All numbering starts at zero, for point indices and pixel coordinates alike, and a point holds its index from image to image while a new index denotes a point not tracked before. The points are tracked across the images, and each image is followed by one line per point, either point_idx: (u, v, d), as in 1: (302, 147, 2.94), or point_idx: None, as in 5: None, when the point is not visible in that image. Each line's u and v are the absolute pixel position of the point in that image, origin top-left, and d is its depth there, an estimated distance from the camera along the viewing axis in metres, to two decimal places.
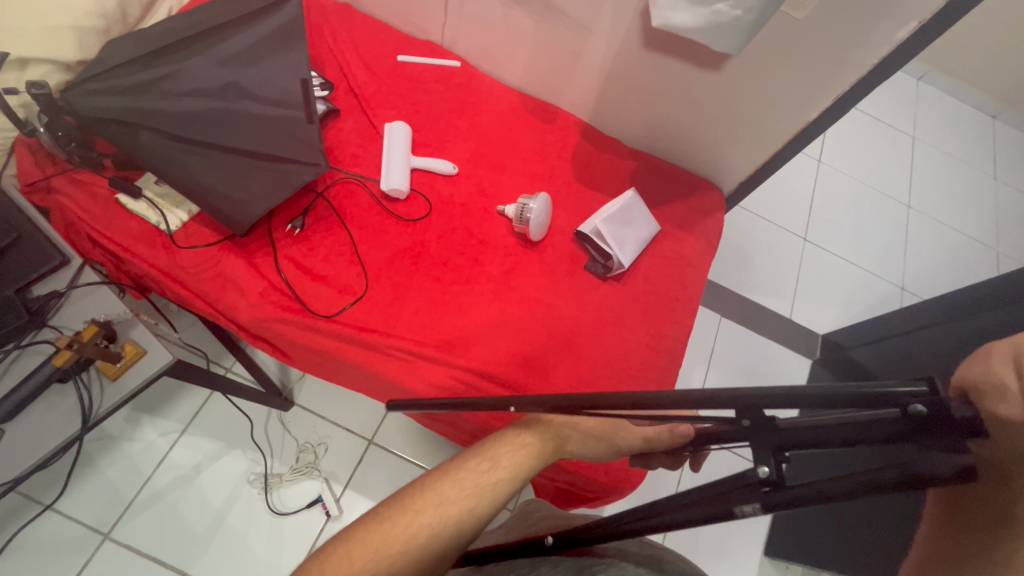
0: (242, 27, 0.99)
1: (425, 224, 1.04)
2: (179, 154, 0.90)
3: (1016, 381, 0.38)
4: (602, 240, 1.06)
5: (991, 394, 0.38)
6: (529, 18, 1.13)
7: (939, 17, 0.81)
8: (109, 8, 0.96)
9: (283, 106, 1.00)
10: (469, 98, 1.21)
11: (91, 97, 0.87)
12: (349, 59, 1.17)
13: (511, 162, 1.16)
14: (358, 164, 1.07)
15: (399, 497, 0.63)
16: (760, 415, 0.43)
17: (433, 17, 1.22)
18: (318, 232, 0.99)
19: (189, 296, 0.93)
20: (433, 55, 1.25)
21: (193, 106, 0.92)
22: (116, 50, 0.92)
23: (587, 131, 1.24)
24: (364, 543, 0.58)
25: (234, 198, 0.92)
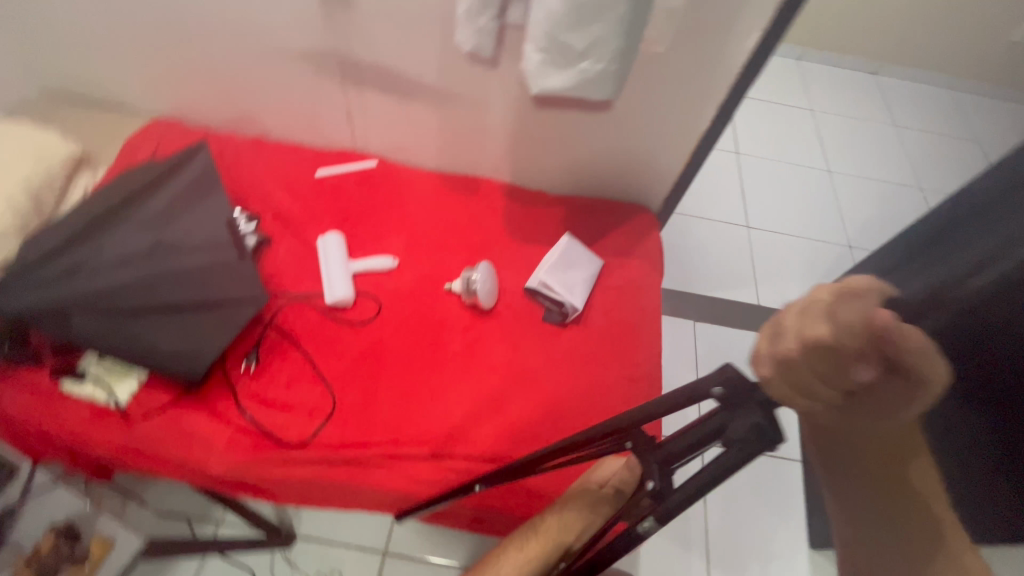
0: (157, 190, 1.03)
1: (379, 323, 1.05)
2: (119, 326, 0.90)
3: (768, 339, 0.41)
4: (551, 290, 1.09)
5: (761, 354, 0.41)
6: (428, 109, 1.20)
7: (776, 22, 0.90)
8: (23, 206, 0.98)
9: (214, 251, 1.02)
10: (393, 191, 1.26)
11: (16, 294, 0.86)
12: (270, 188, 1.21)
13: (447, 240, 1.19)
14: (300, 283, 1.09)
15: None
16: (638, 438, 0.55)
17: (341, 129, 1.29)
18: (274, 361, 0.98)
19: (155, 465, 0.89)
20: (349, 161, 1.31)
21: (123, 276, 0.92)
22: (35, 245, 0.93)
23: (512, 192, 1.30)
24: None
25: (182, 353, 0.92)
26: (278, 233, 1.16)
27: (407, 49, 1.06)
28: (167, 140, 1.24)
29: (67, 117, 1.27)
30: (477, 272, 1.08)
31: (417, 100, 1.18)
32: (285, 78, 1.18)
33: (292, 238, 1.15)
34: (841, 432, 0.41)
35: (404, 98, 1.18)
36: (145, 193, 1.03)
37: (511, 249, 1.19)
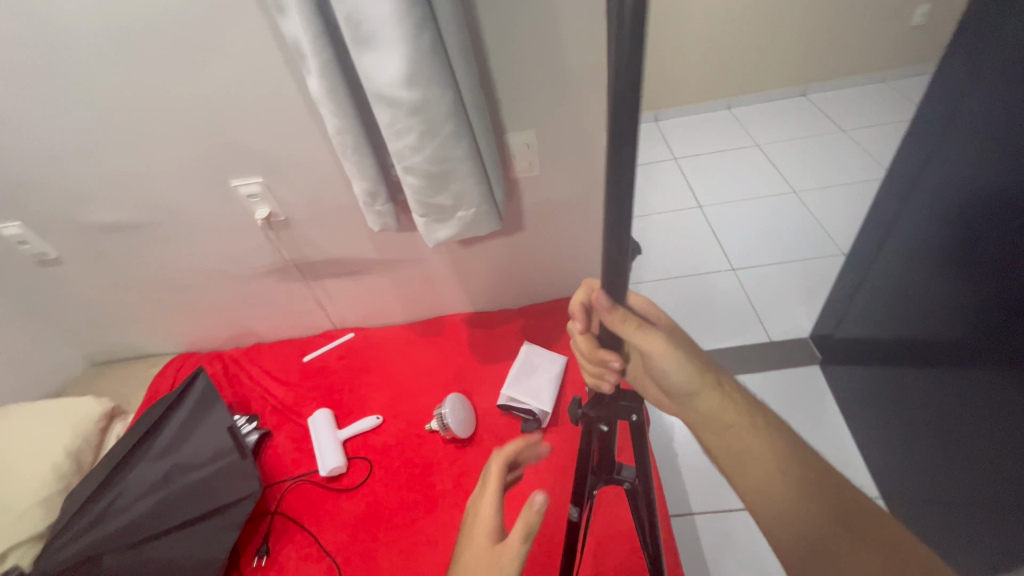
0: (162, 416, 1.15)
1: (372, 482, 1.11)
2: (145, 557, 0.98)
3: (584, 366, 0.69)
4: (519, 402, 1.14)
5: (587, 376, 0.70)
6: (378, 277, 1.38)
7: (615, 123, 1.06)
8: (65, 469, 1.16)
9: (218, 460, 1.15)
10: (370, 353, 1.41)
11: (52, 553, 0.92)
12: (266, 385, 1.38)
13: (423, 382, 1.29)
14: (301, 464, 1.19)
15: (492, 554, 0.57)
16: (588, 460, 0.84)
17: (317, 315, 1.48)
18: (283, 549, 1.04)
19: None
20: (331, 339, 1.48)
21: (145, 507, 1.02)
22: (67, 503, 1.06)
23: (472, 319, 1.42)
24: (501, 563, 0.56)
25: (200, 563, 1.03)
26: (276, 424, 1.29)
27: (343, 239, 1.27)
28: (182, 371, 1.46)
29: (106, 377, 1.52)
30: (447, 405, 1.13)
31: (368, 273, 1.37)
32: (261, 291, 1.40)
33: (289, 424, 1.28)
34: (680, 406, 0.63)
35: (357, 275, 1.38)
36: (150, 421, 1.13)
37: (480, 373, 1.28)
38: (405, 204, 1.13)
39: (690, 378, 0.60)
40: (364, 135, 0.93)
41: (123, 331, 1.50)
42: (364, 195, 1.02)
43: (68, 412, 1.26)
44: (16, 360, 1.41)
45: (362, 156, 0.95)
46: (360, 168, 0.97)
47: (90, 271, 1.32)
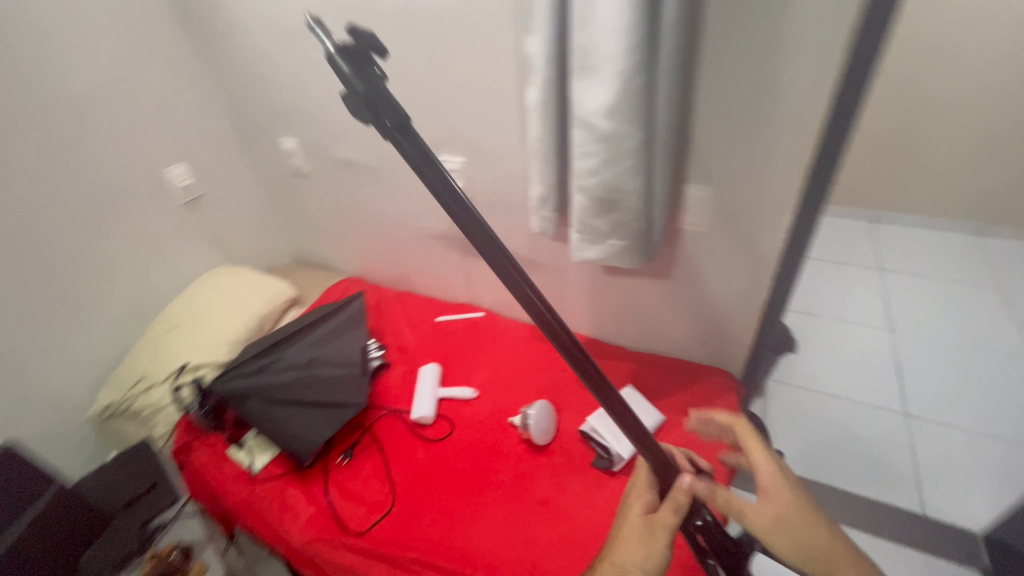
0: (324, 317, 1.43)
1: (447, 442, 1.23)
2: (272, 413, 1.25)
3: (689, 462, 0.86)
4: (600, 436, 1.15)
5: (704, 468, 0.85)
6: (521, 273, 1.50)
7: (805, 204, 1.00)
8: (252, 326, 1.52)
9: (345, 367, 1.37)
10: (489, 336, 1.53)
11: (225, 381, 1.27)
12: (401, 326, 1.60)
13: (523, 380, 1.37)
14: (400, 399, 1.36)
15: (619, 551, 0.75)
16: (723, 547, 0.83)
17: (460, 286, 1.66)
18: (362, 460, 1.21)
19: (257, 525, 1.13)
20: (463, 311, 1.65)
21: (285, 376, 1.29)
22: (246, 351, 1.39)
23: (589, 344, 1.46)
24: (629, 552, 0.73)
25: (300, 437, 1.21)
26: (396, 361, 1.49)
27: (505, 231, 1.41)
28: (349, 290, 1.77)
29: (299, 273, 1.92)
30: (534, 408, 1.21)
31: (514, 267, 1.50)
32: (427, 250, 1.63)
33: (405, 365, 1.47)
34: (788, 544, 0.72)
35: (504, 265, 1.51)
36: (316, 319, 1.43)
37: (576, 394, 1.31)
38: (568, 218, 1.22)
39: (795, 546, 0.71)
40: (556, 149, 1.04)
41: (323, 244, 1.88)
42: (538, 199, 1.14)
43: (269, 287, 1.63)
44: (254, 238, 1.87)
45: (547, 165, 1.06)
46: (543, 175, 1.08)
47: (321, 190, 1.69)
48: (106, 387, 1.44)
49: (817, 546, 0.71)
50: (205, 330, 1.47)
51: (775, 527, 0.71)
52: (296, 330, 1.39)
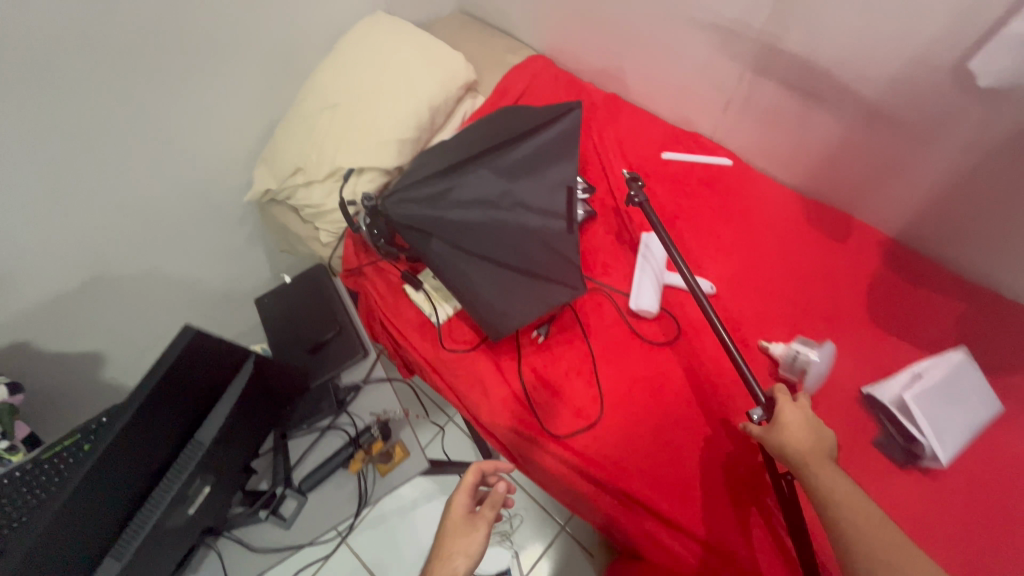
0: (527, 136, 1.01)
1: (672, 354, 0.96)
2: (456, 260, 0.97)
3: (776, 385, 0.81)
4: (908, 419, 0.80)
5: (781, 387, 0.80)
6: (835, 120, 0.93)
7: None
8: (423, 121, 1.15)
9: (548, 216, 1.00)
10: (737, 203, 1.08)
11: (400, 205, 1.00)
12: (612, 158, 1.16)
13: (784, 287, 0.98)
14: (609, 272, 1.04)
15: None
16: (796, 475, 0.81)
17: (707, 112, 1.12)
18: (560, 343, 0.98)
19: (443, 386, 1.00)
20: (700, 152, 1.15)
21: (473, 217, 0.95)
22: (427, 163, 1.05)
23: (893, 254, 0.98)
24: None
25: (490, 303, 0.97)
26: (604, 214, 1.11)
27: (851, 49, 0.81)
28: (538, 79, 1.28)
29: (470, 35, 1.39)
30: (810, 355, 0.85)
31: (826, 109, 0.92)
32: (675, 45, 1.06)
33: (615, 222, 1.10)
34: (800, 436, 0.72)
35: (809, 101, 0.94)
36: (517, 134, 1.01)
37: (862, 332, 0.93)
38: None
39: (802, 442, 0.71)
40: None
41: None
42: None
43: (441, 61, 1.18)
44: None
45: None
46: None
47: None
48: (262, 165, 1.22)
49: (810, 449, 0.70)
50: (368, 119, 1.12)
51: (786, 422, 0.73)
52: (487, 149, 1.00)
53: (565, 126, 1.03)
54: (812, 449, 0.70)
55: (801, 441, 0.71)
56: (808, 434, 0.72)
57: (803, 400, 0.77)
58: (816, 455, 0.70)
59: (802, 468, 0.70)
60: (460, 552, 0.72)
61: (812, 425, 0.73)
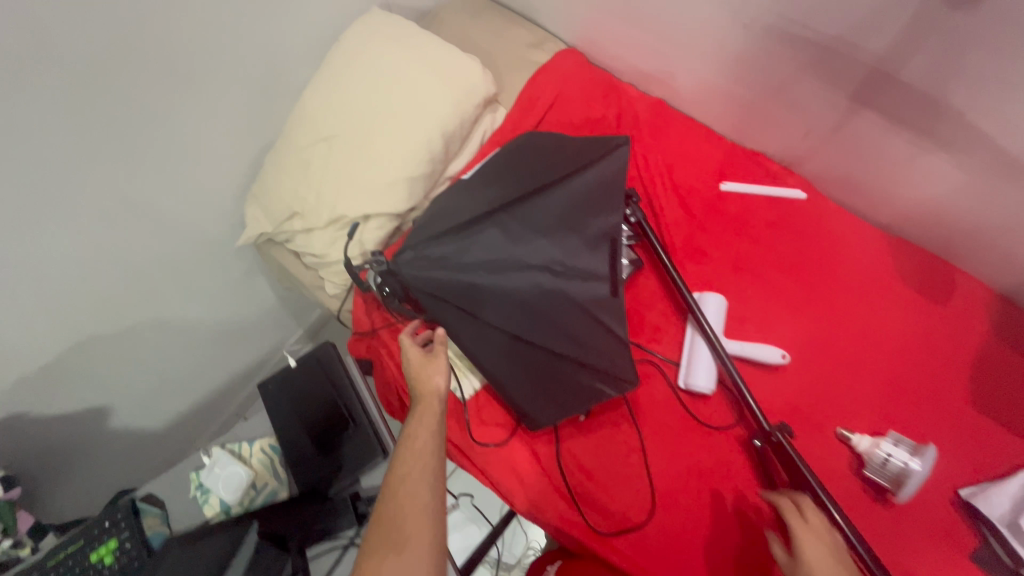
0: (564, 179, 0.84)
1: (736, 440, 0.82)
2: (483, 334, 0.82)
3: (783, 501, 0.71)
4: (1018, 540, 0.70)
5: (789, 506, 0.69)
6: (958, 165, 0.74)
7: None
8: (437, 151, 0.97)
9: (590, 278, 0.85)
10: (813, 249, 0.91)
11: (414, 264, 0.82)
12: (661, 190, 0.98)
13: (868, 360, 0.84)
14: (657, 338, 0.90)
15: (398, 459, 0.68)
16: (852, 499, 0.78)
17: (781, 131, 0.93)
18: (602, 425, 0.87)
19: (471, 470, 0.89)
20: (768, 181, 0.96)
21: (510, 283, 0.80)
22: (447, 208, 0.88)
23: (1003, 320, 0.82)
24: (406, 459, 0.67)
25: (524, 384, 0.84)
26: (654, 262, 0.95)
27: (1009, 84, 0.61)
28: (570, 82, 1.08)
29: (483, 23, 1.16)
30: (911, 464, 0.72)
31: (946, 150, 0.73)
32: (752, 50, 0.84)
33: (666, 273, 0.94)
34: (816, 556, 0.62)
35: (926, 140, 0.74)
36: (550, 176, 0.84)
37: (962, 419, 0.79)
38: None
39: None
40: None
41: None
42: None
43: (455, 73, 0.98)
44: None
45: None
46: None
47: None
48: (252, 202, 1.05)
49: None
50: (372, 154, 0.95)
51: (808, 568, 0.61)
52: (520, 197, 0.83)
53: (608, 166, 0.86)
54: None
55: None
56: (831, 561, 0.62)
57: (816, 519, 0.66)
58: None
59: None
60: (427, 392, 0.77)
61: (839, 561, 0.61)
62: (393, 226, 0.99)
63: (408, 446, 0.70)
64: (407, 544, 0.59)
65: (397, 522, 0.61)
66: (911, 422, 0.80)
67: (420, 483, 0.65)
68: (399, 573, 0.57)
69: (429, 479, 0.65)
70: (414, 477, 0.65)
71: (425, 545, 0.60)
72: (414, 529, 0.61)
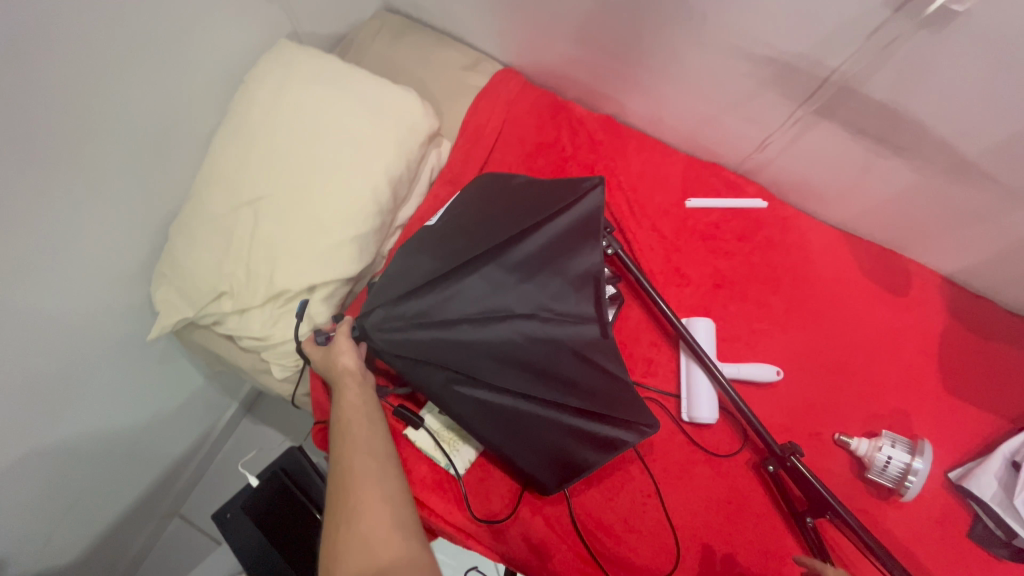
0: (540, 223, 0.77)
1: (745, 464, 0.82)
2: (474, 394, 0.74)
3: None
4: (1013, 519, 0.73)
5: None
6: (912, 171, 0.76)
7: None
8: (384, 202, 0.86)
9: (578, 322, 0.79)
10: (781, 257, 0.92)
11: (383, 326, 0.73)
12: (628, 215, 0.94)
13: (850, 362, 0.86)
14: (650, 371, 0.87)
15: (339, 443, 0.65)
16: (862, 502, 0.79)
17: (735, 144, 0.92)
18: (613, 474, 0.82)
19: (480, 552, 0.80)
20: (729, 192, 0.96)
21: (497, 334, 0.74)
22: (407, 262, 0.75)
23: (957, 305, 0.88)
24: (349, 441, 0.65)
25: (524, 447, 0.75)
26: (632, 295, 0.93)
27: (962, 97, 0.63)
28: (515, 107, 1.01)
29: (408, 48, 1.05)
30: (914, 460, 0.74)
31: (899, 158, 0.76)
32: (703, 69, 0.82)
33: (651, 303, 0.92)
34: None
35: (882, 149, 0.76)
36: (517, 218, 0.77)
37: (939, 405, 0.84)
38: None
39: None
40: None
41: None
42: None
43: (391, 111, 0.87)
44: None
45: None
46: None
47: None
48: (163, 283, 0.87)
49: None
50: (308, 215, 0.82)
51: None
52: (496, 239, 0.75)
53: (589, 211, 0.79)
54: None
55: None
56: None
57: None
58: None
59: None
60: (342, 372, 0.73)
61: None
62: (345, 290, 0.87)
63: (348, 438, 0.66)
64: (358, 508, 0.58)
65: (352, 497, 0.59)
66: (898, 416, 0.83)
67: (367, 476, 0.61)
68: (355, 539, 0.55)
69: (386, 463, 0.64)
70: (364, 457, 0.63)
71: (384, 519, 0.57)
72: (364, 499, 0.58)
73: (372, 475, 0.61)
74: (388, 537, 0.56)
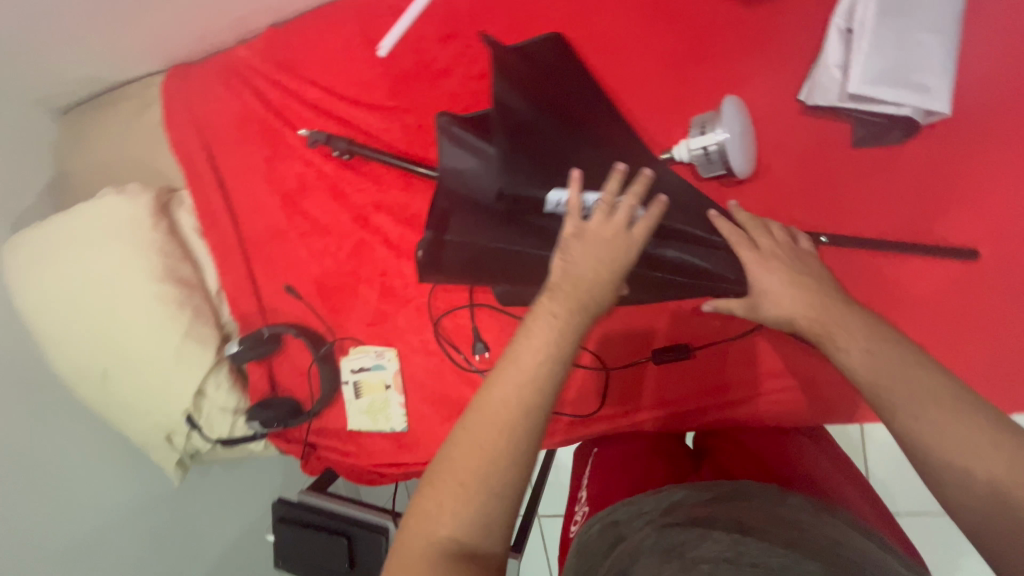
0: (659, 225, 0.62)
1: None
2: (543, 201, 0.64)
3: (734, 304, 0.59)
4: (873, 101, 0.58)
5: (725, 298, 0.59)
6: None
7: None
8: (179, 292, 0.91)
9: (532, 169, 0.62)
10: (503, 19, 0.74)
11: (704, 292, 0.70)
12: (346, 114, 0.83)
13: (633, 66, 0.69)
14: None
15: (458, 427, 0.46)
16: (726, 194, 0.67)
17: None
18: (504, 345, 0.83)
19: None
20: (410, 2, 0.79)
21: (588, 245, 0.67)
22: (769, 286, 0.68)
23: None
24: (460, 437, 0.45)
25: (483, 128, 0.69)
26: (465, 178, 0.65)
27: None
28: (203, 112, 0.92)
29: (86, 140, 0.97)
30: (703, 141, 0.62)
31: None
32: None
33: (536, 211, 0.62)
34: (786, 303, 0.55)
35: None
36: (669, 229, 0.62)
37: (748, 29, 0.66)
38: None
39: (798, 303, 0.54)
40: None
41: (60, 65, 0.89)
42: None
43: (122, 222, 0.89)
44: None
45: None
46: None
47: None
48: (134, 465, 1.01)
49: (817, 306, 0.53)
50: (142, 350, 0.90)
51: (793, 285, 0.55)
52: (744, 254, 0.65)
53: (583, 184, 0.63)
54: (806, 305, 0.54)
55: (846, 311, 0.52)
56: (792, 292, 0.55)
57: (765, 245, 0.58)
58: (825, 312, 0.53)
59: (809, 331, 0.53)
60: (583, 279, 0.52)
61: (797, 274, 0.56)
62: (228, 370, 0.96)
63: (477, 402, 0.47)
64: (415, 508, 0.45)
65: (445, 472, 0.45)
66: (714, 79, 0.67)
67: (471, 437, 0.45)
68: (436, 526, 0.43)
69: (555, 377, 0.47)
70: (520, 360, 0.47)
71: (443, 516, 0.43)
72: (426, 491, 0.45)
73: (477, 436, 0.45)
74: (449, 514, 0.43)
